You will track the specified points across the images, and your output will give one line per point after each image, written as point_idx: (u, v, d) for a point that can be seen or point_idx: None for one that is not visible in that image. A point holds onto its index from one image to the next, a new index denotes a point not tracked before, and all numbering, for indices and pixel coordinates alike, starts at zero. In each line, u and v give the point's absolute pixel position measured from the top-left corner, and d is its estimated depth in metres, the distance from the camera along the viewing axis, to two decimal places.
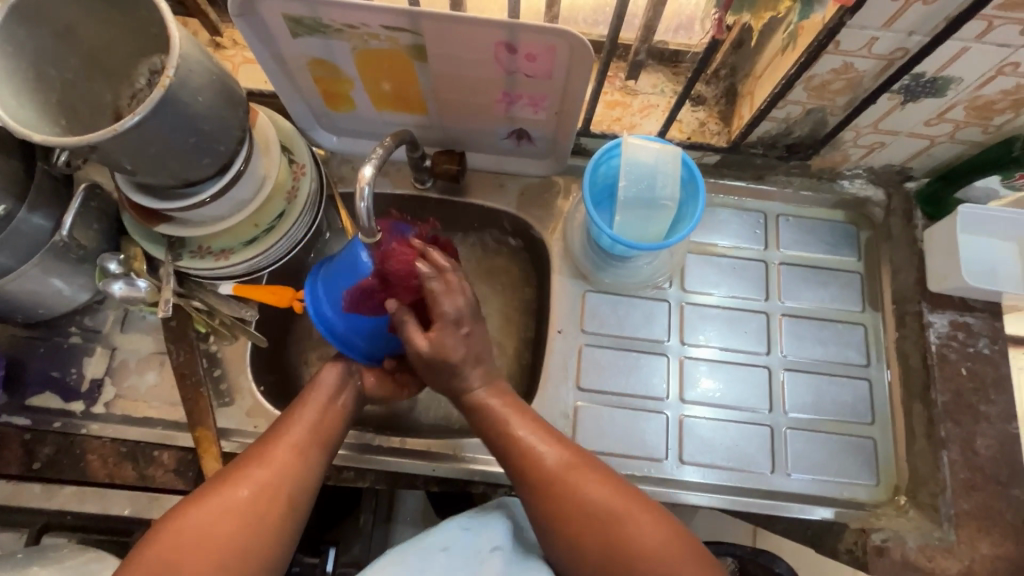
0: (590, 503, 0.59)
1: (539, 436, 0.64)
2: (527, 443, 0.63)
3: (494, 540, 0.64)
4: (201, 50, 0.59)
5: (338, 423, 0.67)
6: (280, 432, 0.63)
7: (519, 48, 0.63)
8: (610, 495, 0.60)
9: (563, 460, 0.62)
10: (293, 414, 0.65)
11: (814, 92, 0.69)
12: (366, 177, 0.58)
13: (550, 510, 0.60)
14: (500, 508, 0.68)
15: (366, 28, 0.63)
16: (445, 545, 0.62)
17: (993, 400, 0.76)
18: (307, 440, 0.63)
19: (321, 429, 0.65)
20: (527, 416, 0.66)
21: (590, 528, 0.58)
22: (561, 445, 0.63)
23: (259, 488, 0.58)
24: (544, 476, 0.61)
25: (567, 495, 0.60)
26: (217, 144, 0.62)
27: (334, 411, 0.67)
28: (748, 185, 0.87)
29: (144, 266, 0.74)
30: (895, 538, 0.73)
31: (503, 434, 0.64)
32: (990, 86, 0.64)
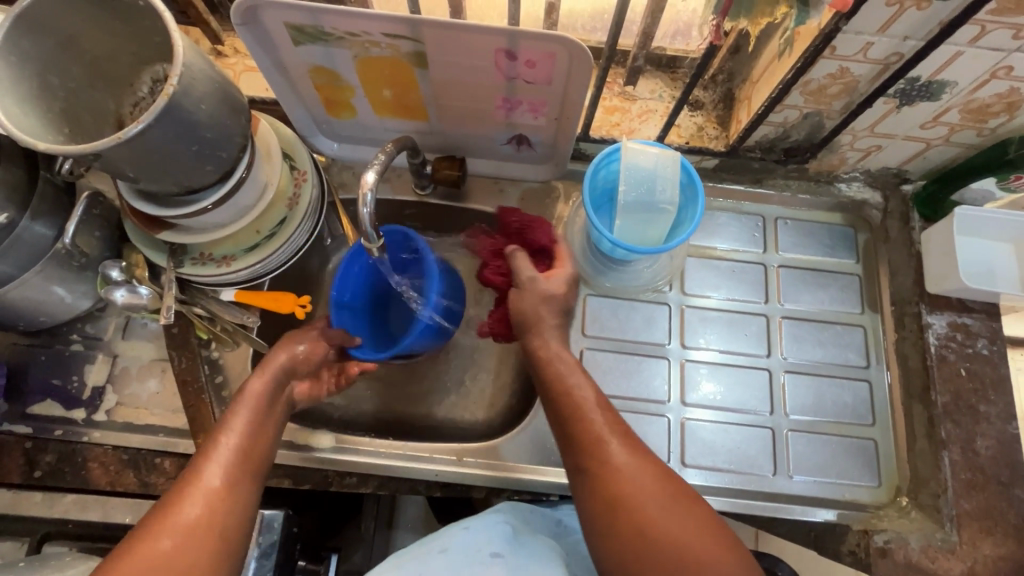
0: (648, 501, 0.54)
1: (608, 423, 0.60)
2: (595, 427, 0.60)
3: (494, 546, 0.62)
4: (204, 59, 0.59)
5: (270, 432, 0.62)
6: (206, 459, 0.56)
7: (519, 55, 0.64)
8: (668, 495, 0.55)
9: (630, 458, 0.57)
10: (220, 433, 0.59)
11: (810, 97, 0.70)
12: (370, 183, 0.59)
13: (606, 495, 0.55)
14: (504, 515, 0.68)
15: (367, 35, 0.63)
16: (442, 548, 0.63)
17: (992, 400, 0.76)
18: (244, 460, 0.57)
19: (254, 441, 0.59)
20: (602, 405, 0.62)
21: (640, 522, 0.53)
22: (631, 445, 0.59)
23: (200, 522, 0.52)
24: (602, 465, 0.57)
25: (620, 487, 0.55)
26: (220, 151, 0.63)
27: (263, 416, 0.62)
28: (747, 188, 0.88)
29: (146, 274, 0.74)
30: (897, 539, 0.73)
31: (573, 415, 0.61)
32: (984, 89, 0.64)
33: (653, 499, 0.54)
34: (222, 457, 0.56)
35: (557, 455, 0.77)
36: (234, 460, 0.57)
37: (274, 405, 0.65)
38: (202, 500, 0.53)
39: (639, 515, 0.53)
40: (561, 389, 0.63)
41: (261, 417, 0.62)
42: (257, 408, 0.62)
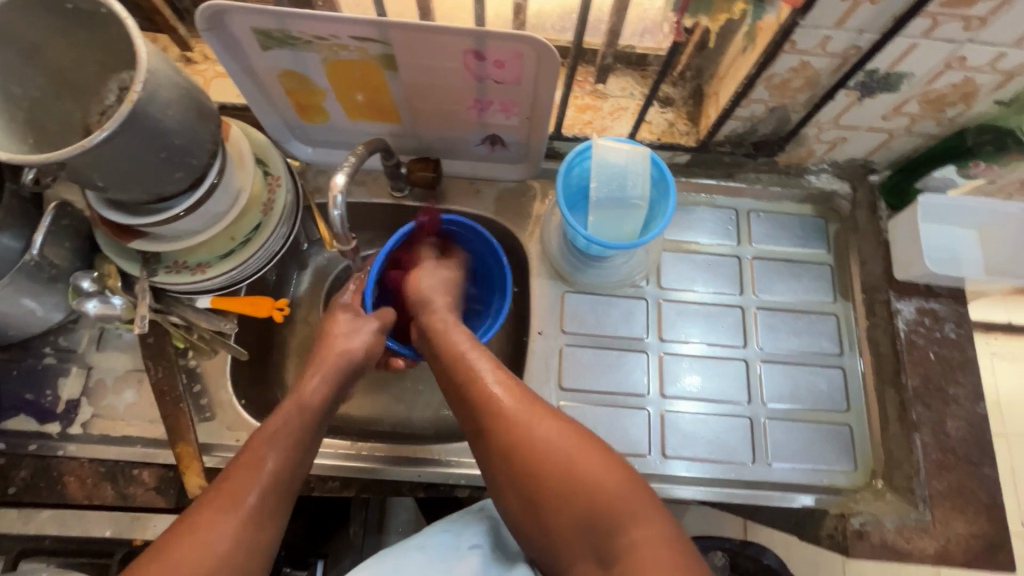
0: (541, 446, 0.57)
1: (500, 383, 0.62)
2: (484, 391, 0.61)
3: (472, 539, 0.64)
4: (170, 65, 0.59)
5: (310, 451, 0.60)
6: (249, 459, 0.56)
7: (487, 55, 0.64)
8: (567, 436, 0.58)
9: (520, 404, 0.60)
10: (265, 430, 0.59)
11: (775, 91, 0.71)
12: (340, 186, 0.59)
13: (519, 466, 0.57)
14: (487, 508, 0.69)
15: (335, 39, 0.63)
16: (421, 543, 0.63)
17: (960, 381, 0.78)
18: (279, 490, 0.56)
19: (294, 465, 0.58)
20: (493, 367, 0.63)
21: (548, 472, 0.56)
22: (517, 389, 0.61)
23: (226, 552, 0.50)
24: (499, 426, 0.59)
25: (519, 439, 0.58)
26: (190, 158, 0.63)
27: (308, 437, 0.60)
28: (720, 181, 0.88)
29: (119, 284, 0.73)
30: (873, 521, 0.75)
31: (462, 380, 0.63)
32: (940, 80, 0.66)
33: (546, 441, 0.57)
34: (260, 480, 0.55)
35: None
36: (271, 486, 0.55)
37: (319, 424, 0.63)
38: (230, 529, 0.51)
39: (539, 458, 0.57)
40: (466, 373, 0.63)
41: (305, 440, 0.60)
42: (302, 432, 0.60)
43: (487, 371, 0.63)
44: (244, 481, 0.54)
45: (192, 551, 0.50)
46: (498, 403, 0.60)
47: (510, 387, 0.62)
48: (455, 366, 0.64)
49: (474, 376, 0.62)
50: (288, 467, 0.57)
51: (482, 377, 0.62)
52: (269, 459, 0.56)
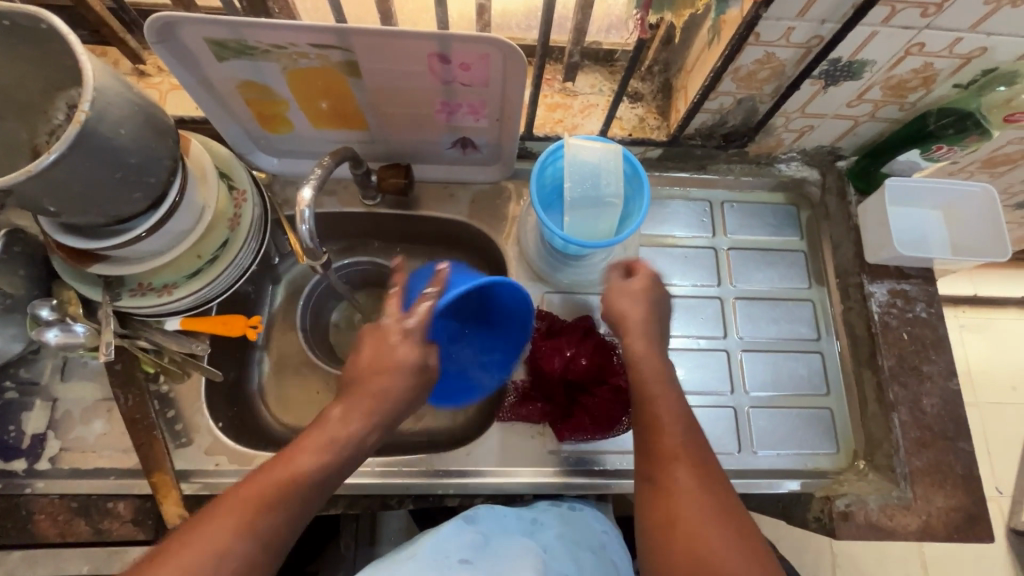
0: (708, 548, 0.51)
1: (677, 436, 0.58)
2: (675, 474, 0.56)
3: (463, 553, 0.62)
4: (120, 80, 0.56)
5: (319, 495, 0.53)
6: (259, 500, 0.50)
7: (452, 58, 0.63)
8: (727, 529, 0.52)
9: (693, 471, 0.56)
10: (284, 473, 0.52)
11: (742, 82, 0.72)
12: (308, 200, 0.57)
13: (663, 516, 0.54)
14: (478, 521, 0.68)
15: (294, 47, 0.61)
16: (411, 553, 0.62)
17: (934, 360, 0.80)
18: (289, 500, 0.51)
19: (311, 470, 0.52)
20: (680, 421, 0.59)
21: (685, 543, 0.52)
22: (699, 458, 0.57)
23: None
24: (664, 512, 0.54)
25: (683, 529, 0.53)
26: (148, 176, 0.60)
27: (338, 449, 0.54)
28: (692, 175, 0.90)
29: (80, 310, 0.70)
30: (858, 501, 0.75)
31: (652, 448, 0.58)
32: (902, 66, 0.67)
33: (714, 550, 0.51)
34: (274, 477, 0.51)
35: (528, 454, 0.77)
36: (282, 485, 0.51)
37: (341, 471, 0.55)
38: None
39: (695, 561, 0.51)
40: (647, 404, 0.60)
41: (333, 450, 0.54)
42: (337, 444, 0.54)
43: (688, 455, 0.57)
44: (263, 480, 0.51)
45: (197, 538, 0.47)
46: (680, 483, 0.55)
47: (701, 481, 0.55)
48: (649, 428, 0.59)
49: (656, 426, 0.59)
50: (306, 473, 0.52)
51: (677, 467, 0.56)
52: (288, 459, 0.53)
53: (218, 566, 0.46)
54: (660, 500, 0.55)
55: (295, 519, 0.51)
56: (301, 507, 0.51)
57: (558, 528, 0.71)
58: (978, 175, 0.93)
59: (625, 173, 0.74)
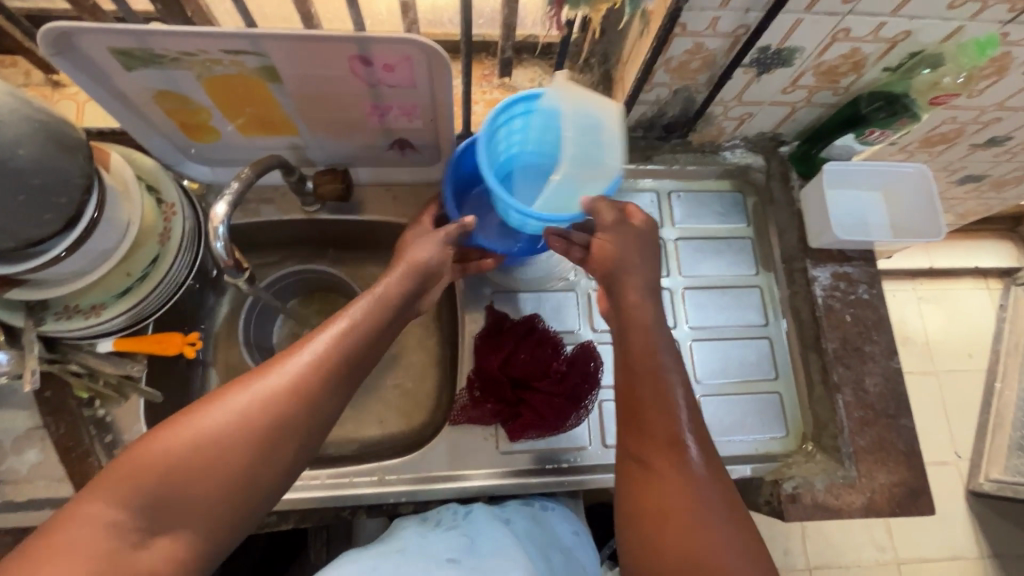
0: (683, 513, 0.52)
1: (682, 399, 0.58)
2: (670, 428, 0.56)
3: (451, 552, 0.61)
4: (13, 96, 0.53)
5: (379, 342, 0.59)
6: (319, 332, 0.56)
7: (374, 60, 0.61)
8: (716, 493, 0.53)
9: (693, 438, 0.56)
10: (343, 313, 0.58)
11: (676, 73, 0.71)
12: (220, 215, 0.55)
13: (651, 477, 0.54)
14: (458, 527, 0.67)
15: (205, 54, 0.59)
16: (400, 548, 0.62)
17: (876, 340, 0.81)
18: (364, 328, 0.57)
19: (361, 330, 0.57)
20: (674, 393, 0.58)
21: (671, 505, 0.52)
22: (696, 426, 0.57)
23: (266, 410, 0.50)
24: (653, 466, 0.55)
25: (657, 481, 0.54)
26: (57, 197, 0.57)
27: (384, 315, 0.60)
28: (636, 166, 0.88)
29: (2, 338, 0.67)
30: (804, 483, 0.76)
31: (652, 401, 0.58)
32: (829, 52, 0.67)
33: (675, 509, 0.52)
34: (327, 337, 0.55)
35: (481, 457, 0.76)
36: (336, 342, 0.55)
37: (392, 322, 0.61)
38: (273, 389, 0.51)
39: (681, 520, 0.51)
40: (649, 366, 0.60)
41: (382, 313, 0.60)
42: (383, 302, 0.61)
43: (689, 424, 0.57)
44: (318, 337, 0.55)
45: (254, 382, 0.51)
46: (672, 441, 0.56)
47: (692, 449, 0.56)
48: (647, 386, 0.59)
49: (658, 384, 0.59)
50: (357, 330, 0.57)
51: (676, 427, 0.56)
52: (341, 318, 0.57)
53: (288, 379, 0.51)
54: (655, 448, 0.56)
55: (352, 365, 0.55)
56: (378, 331, 0.58)
57: (526, 526, 0.70)
58: (917, 154, 0.94)
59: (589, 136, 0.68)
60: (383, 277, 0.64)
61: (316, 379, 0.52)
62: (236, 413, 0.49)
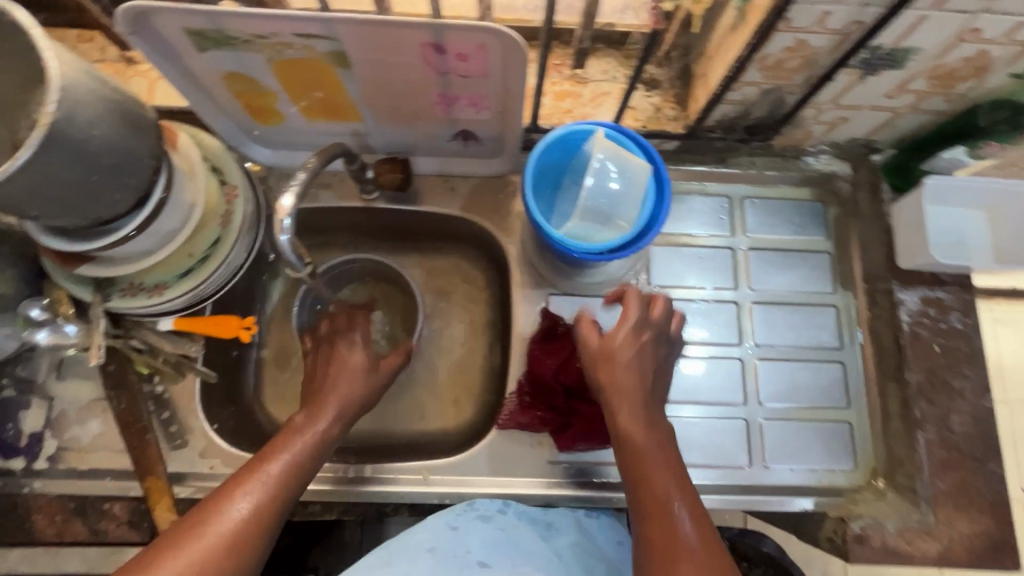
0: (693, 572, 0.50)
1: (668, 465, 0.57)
2: (644, 455, 0.57)
3: (482, 555, 0.63)
4: (91, 75, 0.52)
5: (307, 474, 0.60)
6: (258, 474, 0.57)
7: (448, 48, 0.58)
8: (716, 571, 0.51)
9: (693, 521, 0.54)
10: (275, 454, 0.59)
11: (770, 72, 0.65)
12: (286, 209, 0.54)
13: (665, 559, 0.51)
14: (494, 520, 0.68)
15: (277, 37, 0.57)
16: (430, 546, 0.63)
17: (966, 375, 0.74)
18: (300, 462, 0.60)
19: (331, 430, 0.63)
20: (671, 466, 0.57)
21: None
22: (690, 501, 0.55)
23: (209, 559, 0.51)
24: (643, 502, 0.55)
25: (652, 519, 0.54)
26: (130, 177, 0.57)
27: (348, 411, 0.66)
28: (711, 168, 0.83)
29: (71, 310, 0.68)
30: (873, 524, 0.72)
31: (624, 435, 0.58)
32: (951, 55, 0.60)
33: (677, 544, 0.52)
34: (297, 439, 0.61)
35: (527, 465, 0.74)
36: (307, 446, 0.61)
37: (318, 457, 0.62)
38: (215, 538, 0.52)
39: None
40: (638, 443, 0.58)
41: (346, 411, 0.66)
42: (343, 403, 0.66)
43: (657, 443, 0.58)
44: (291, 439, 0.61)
45: (240, 488, 0.56)
46: (652, 471, 0.56)
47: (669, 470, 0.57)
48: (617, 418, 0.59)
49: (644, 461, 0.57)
50: (326, 427, 0.63)
51: (648, 448, 0.57)
52: (310, 421, 0.63)
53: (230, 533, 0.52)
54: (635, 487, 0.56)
55: (283, 506, 0.57)
56: (309, 467, 0.60)
57: (572, 536, 0.70)
58: None
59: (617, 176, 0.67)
60: (322, 417, 0.64)
61: (258, 522, 0.54)
62: (229, 519, 0.53)
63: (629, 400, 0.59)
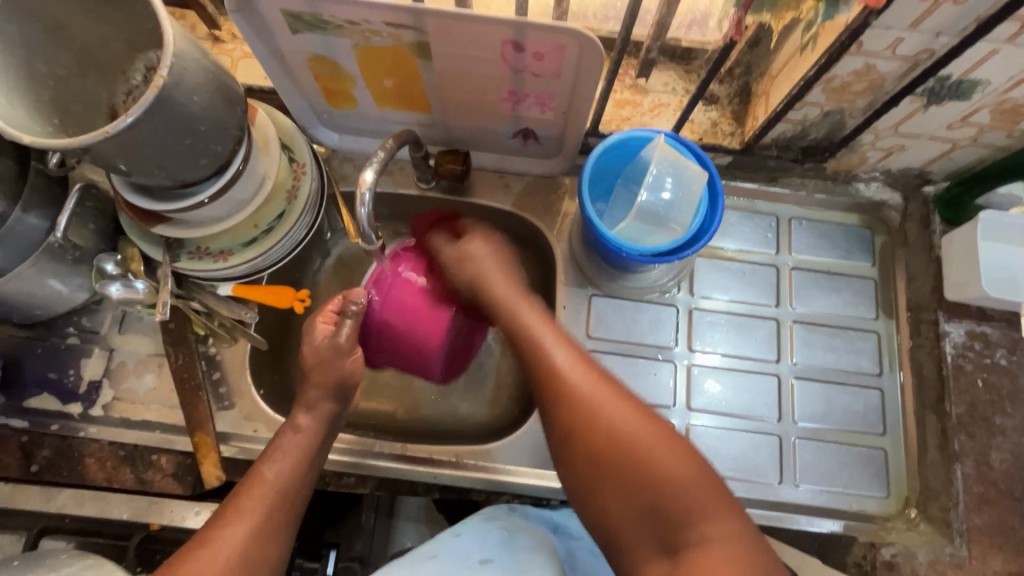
0: (613, 420, 0.56)
1: (566, 350, 0.62)
2: (553, 358, 0.61)
3: (484, 551, 0.63)
4: (197, 46, 0.56)
5: (308, 474, 0.62)
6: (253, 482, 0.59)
7: (527, 46, 0.61)
8: (630, 416, 0.56)
9: (591, 385, 0.59)
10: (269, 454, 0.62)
11: (833, 94, 0.67)
12: (368, 182, 0.58)
13: (588, 438, 0.56)
14: (501, 521, 0.69)
15: (368, 25, 0.60)
16: (433, 553, 0.63)
17: (1009, 412, 0.74)
18: (295, 460, 0.61)
19: (288, 498, 0.59)
20: (558, 334, 0.65)
21: (610, 455, 0.55)
22: (572, 351, 0.63)
23: (226, 569, 0.53)
24: (566, 391, 0.59)
25: (589, 416, 0.57)
26: (215, 144, 0.60)
27: (300, 466, 0.61)
28: (761, 186, 0.84)
29: (142, 267, 0.72)
30: (905, 552, 0.72)
31: (532, 345, 0.64)
32: (1018, 90, 0.61)
33: (619, 420, 0.56)
34: (254, 509, 0.57)
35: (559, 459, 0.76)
36: (262, 516, 0.57)
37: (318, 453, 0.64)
38: (228, 547, 0.54)
39: (619, 445, 0.55)
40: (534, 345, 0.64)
41: (300, 468, 0.61)
42: (296, 460, 0.61)
43: (552, 334, 0.64)
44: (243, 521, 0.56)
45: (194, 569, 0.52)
46: (557, 362, 0.61)
47: (580, 359, 0.62)
48: (524, 319, 0.67)
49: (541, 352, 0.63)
50: (281, 495, 0.59)
51: (547, 343, 0.63)
52: (261, 483, 0.59)
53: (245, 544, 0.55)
54: (555, 403, 0.59)
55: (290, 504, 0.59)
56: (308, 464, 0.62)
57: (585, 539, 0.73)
58: None
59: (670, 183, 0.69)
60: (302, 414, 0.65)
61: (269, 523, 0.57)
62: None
63: (537, 323, 0.66)
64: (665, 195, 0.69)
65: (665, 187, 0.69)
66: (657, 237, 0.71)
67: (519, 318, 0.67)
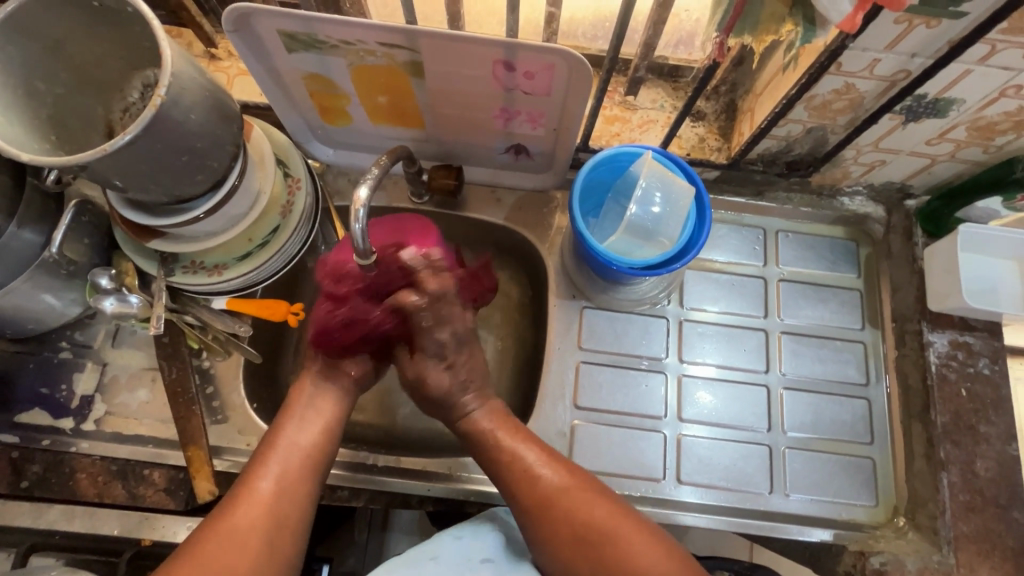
0: (584, 508, 0.63)
1: (534, 451, 0.67)
2: (525, 463, 0.66)
3: (486, 551, 0.65)
4: (194, 65, 0.57)
5: (320, 437, 0.66)
6: (269, 452, 0.63)
7: (518, 66, 0.62)
8: (602, 509, 0.63)
9: (559, 479, 0.65)
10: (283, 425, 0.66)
11: (815, 112, 0.69)
12: (362, 199, 0.59)
13: (561, 530, 0.62)
14: (499, 520, 0.70)
15: (362, 44, 0.62)
16: (434, 554, 0.64)
17: (993, 421, 0.75)
18: (305, 429, 0.66)
19: (302, 463, 0.63)
20: (525, 438, 0.69)
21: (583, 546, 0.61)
22: (557, 464, 0.66)
23: (248, 529, 0.57)
24: (538, 495, 0.64)
25: (561, 518, 0.62)
26: (212, 161, 0.60)
27: (311, 433, 0.66)
28: (748, 200, 0.86)
29: (136, 282, 0.72)
30: (894, 560, 0.72)
31: (499, 451, 0.67)
32: (992, 108, 0.63)
33: (592, 516, 0.62)
34: (270, 475, 0.61)
35: None
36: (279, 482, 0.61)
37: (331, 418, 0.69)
38: (248, 512, 0.58)
39: (588, 535, 0.61)
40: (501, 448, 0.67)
41: (311, 433, 0.66)
42: (307, 427, 0.66)
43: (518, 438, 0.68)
44: (261, 490, 0.60)
45: (215, 533, 0.57)
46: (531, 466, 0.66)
47: (549, 457, 0.67)
48: (489, 428, 0.69)
49: (509, 456, 0.67)
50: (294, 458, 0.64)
51: (520, 450, 0.67)
52: (276, 449, 0.64)
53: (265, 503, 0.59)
54: (533, 503, 0.64)
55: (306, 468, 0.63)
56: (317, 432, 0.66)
57: None
58: None
59: (657, 199, 0.70)
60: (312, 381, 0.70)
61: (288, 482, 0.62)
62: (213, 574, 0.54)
63: (512, 438, 0.68)
64: (653, 211, 0.70)
65: (652, 203, 0.70)
66: (644, 251, 0.73)
67: (494, 436, 0.68)
